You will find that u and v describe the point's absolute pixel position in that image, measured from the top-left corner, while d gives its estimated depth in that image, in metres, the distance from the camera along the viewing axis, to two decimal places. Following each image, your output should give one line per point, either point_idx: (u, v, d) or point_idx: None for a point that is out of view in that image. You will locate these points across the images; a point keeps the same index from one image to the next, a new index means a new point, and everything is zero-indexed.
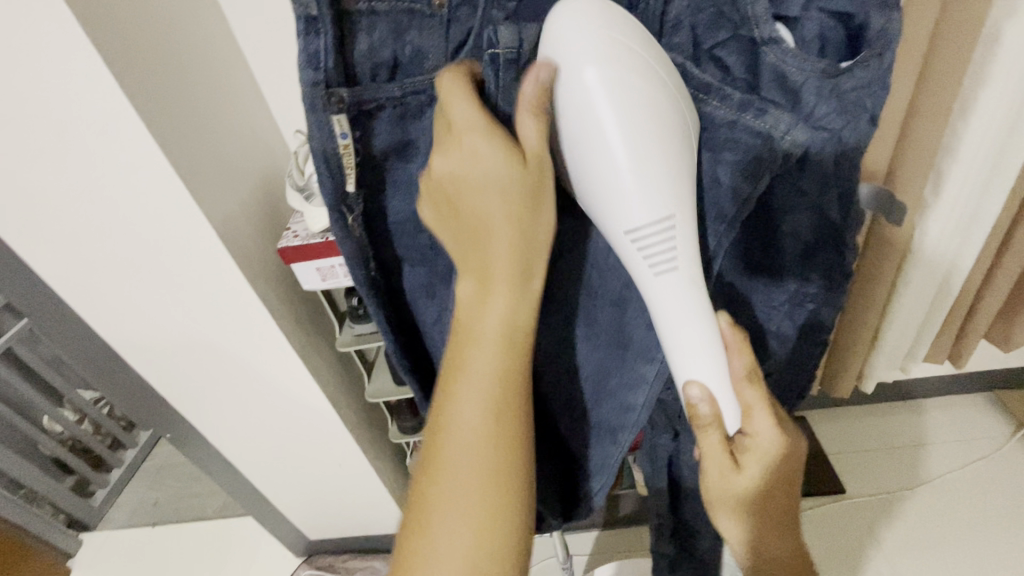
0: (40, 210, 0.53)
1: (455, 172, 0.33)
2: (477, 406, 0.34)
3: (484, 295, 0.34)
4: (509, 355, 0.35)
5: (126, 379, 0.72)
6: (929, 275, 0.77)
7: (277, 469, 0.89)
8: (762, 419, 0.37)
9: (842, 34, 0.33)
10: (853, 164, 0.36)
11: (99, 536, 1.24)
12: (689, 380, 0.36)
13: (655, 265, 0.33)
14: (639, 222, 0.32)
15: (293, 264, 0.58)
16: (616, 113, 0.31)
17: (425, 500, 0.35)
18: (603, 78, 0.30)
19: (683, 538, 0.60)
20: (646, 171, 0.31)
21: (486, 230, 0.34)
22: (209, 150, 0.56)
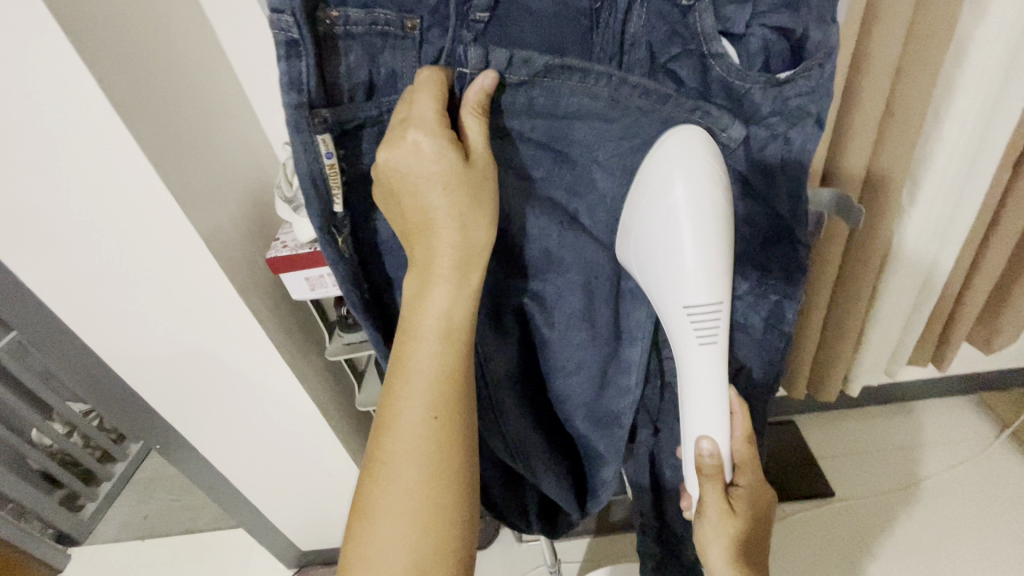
0: (29, 223, 0.54)
1: (400, 168, 0.35)
2: (421, 404, 0.39)
3: (424, 289, 0.38)
4: (449, 356, 0.39)
5: (115, 390, 0.72)
6: (909, 279, 0.78)
7: (269, 480, 0.88)
8: (749, 471, 0.44)
9: (784, 47, 0.37)
10: (800, 163, 0.39)
11: (88, 551, 1.23)
12: (699, 434, 0.40)
13: (701, 337, 0.36)
14: (696, 303, 0.35)
15: (282, 274, 0.59)
16: (694, 218, 0.34)
17: (373, 484, 0.41)
18: (690, 190, 0.34)
19: (665, 531, 0.62)
20: (708, 264, 0.35)
21: (430, 226, 0.37)
22: (198, 163, 0.57)
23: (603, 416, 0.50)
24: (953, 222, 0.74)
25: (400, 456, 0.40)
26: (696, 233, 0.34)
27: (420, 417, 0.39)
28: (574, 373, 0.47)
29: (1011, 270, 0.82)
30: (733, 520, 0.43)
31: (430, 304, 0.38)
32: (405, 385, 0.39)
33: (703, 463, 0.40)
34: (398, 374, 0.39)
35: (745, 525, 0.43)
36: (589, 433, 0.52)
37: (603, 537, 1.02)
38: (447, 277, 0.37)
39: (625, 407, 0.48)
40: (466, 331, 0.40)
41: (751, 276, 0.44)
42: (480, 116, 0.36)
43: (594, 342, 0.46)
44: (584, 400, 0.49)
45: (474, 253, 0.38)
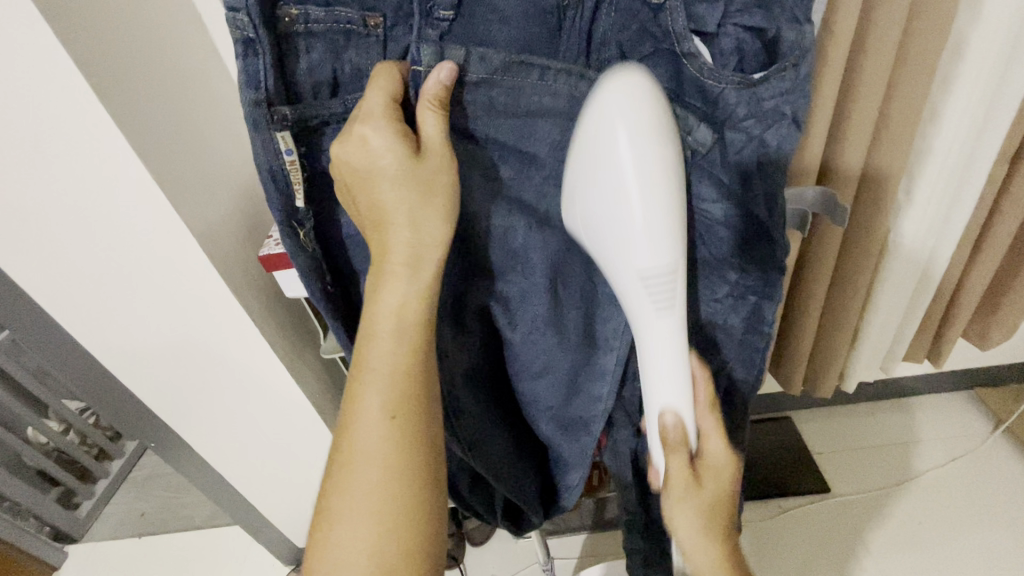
0: (19, 221, 0.53)
1: (352, 163, 0.36)
2: (379, 399, 0.39)
3: (378, 283, 0.38)
4: (407, 350, 0.39)
5: (108, 389, 0.71)
6: (904, 276, 0.78)
7: (265, 478, 0.88)
8: (716, 444, 0.43)
9: (758, 46, 0.36)
10: (775, 165, 0.38)
11: (85, 548, 1.23)
12: (662, 408, 0.40)
13: (657, 305, 0.36)
14: (648, 269, 0.35)
15: (275, 271, 0.59)
16: (641, 174, 0.33)
17: (334, 485, 0.40)
18: (634, 142, 0.33)
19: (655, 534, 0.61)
20: (655, 229, 0.34)
21: (385, 220, 0.37)
22: (192, 161, 0.56)
23: (572, 423, 0.49)
24: (948, 220, 0.74)
25: (361, 456, 0.39)
26: (642, 191, 0.33)
27: (379, 415, 0.39)
28: (541, 377, 0.46)
29: (1008, 267, 0.82)
30: (700, 493, 0.41)
31: (385, 300, 0.38)
32: (365, 382, 0.39)
33: (667, 436, 0.40)
34: (359, 372, 0.40)
35: (711, 500, 0.42)
36: (556, 440, 0.51)
37: (599, 533, 1.02)
38: (400, 274, 0.37)
39: (596, 414, 0.48)
40: (421, 326, 0.39)
41: (730, 276, 0.43)
42: (438, 111, 0.36)
43: (562, 348, 0.45)
44: (552, 406, 0.48)
45: (425, 250, 0.37)
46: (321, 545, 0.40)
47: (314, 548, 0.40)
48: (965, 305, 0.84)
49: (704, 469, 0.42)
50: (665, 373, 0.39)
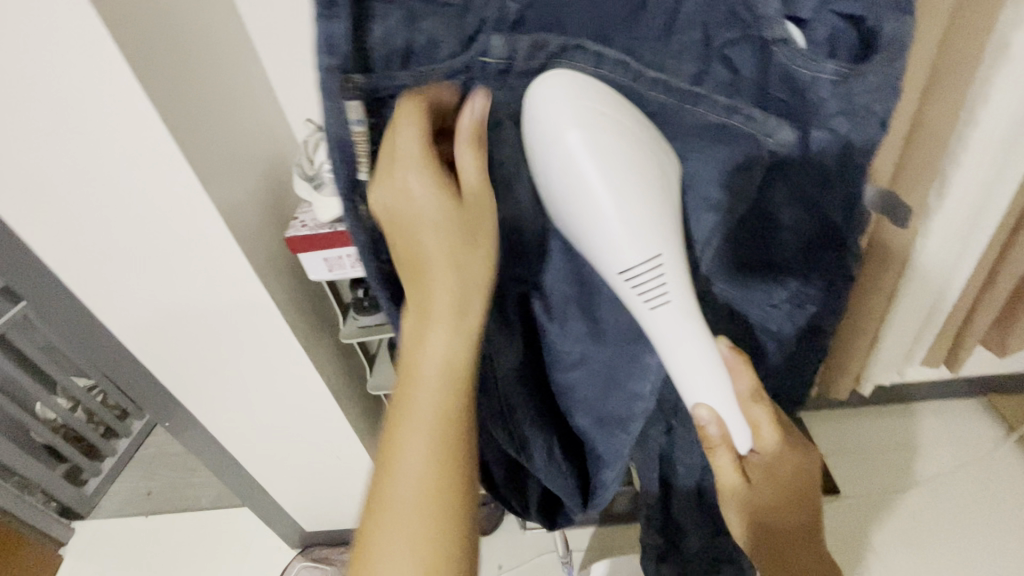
0: (44, 195, 0.53)
1: (392, 209, 0.35)
2: (420, 452, 0.36)
3: (422, 330, 0.36)
4: (450, 400, 0.37)
5: (126, 367, 0.71)
6: (931, 280, 0.77)
7: (276, 460, 0.88)
8: (768, 435, 0.40)
9: (853, 37, 0.35)
10: (860, 166, 0.37)
11: (92, 525, 1.24)
12: (697, 403, 0.37)
13: (650, 300, 0.34)
14: (632, 262, 0.33)
15: (300, 253, 0.58)
16: (603, 167, 0.32)
17: (366, 555, 0.36)
18: (588, 139, 0.32)
19: (672, 533, 0.62)
20: (637, 220, 0.33)
21: (426, 269, 0.36)
22: (219, 141, 0.56)
23: (608, 420, 0.48)
24: (977, 226, 0.72)
25: (398, 515, 0.36)
26: (608, 185, 0.32)
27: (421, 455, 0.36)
28: (575, 370, 0.46)
29: None
30: (751, 488, 0.41)
31: (429, 348, 0.36)
32: (406, 420, 0.37)
33: (707, 433, 0.38)
34: (398, 416, 0.37)
35: (762, 491, 0.41)
36: (592, 432, 0.50)
37: (606, 526, 1.03)
38: (445, 321, 0.36)
39: (636, 412, 0.46)
40: (466, 380, 0.37)
41: (789, 284, 0.42)
42: (474, 147, 0.35)
43: (597, 342, 0.45)
44: (587, 399, 0.47)
45: (469, 301, 0.36)
46: None
47: None
48: (987, 312, 0.83)
49: (755, 464, 0.41)
50: (683, 366, 0.36)
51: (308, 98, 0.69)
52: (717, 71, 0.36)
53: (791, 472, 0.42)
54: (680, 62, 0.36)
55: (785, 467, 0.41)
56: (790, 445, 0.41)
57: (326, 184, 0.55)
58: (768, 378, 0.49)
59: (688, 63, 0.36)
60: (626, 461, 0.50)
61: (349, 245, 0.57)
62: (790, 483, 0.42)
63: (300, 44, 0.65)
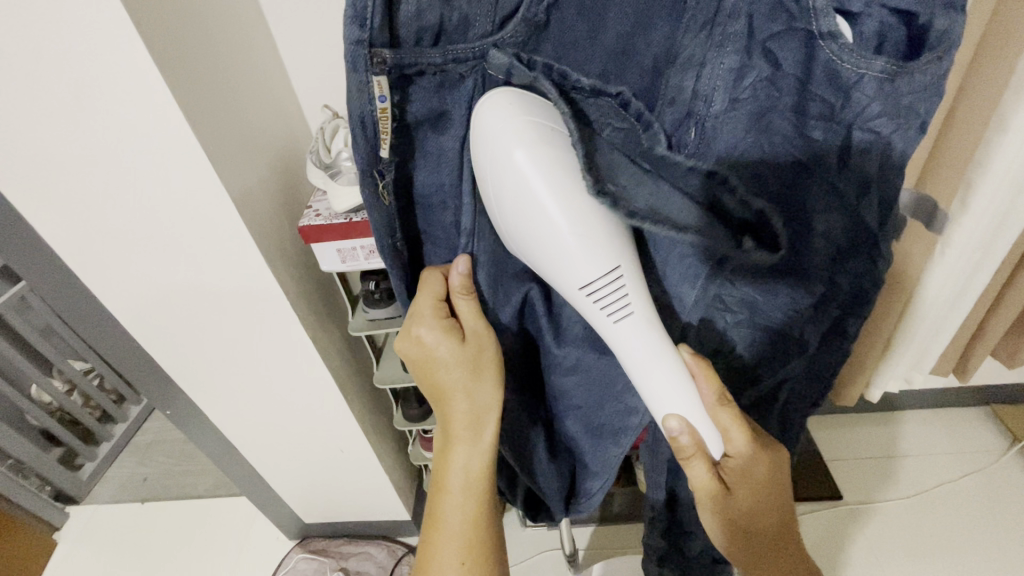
0: (51, 174, 0.51)
1: (418, 357, 0.43)
2: (456, 542, 0.47)
3: (447, 450, 0.45)
4: (473, 496, 0.46)
5: (130, 353, 0.70)
6: (950, 286, 0.76)
7: (279, 450, 0.87)
8: (740, 441, 0.40)
9: (903, 34, 0.32)
10: (900, 175, 0.35)
11: (86, 511, 1.22)
12: (669, 413, 0.38)
13: (611, 313, 0.35)
14: (590, 278, 0.34)
15: (313, 243, 0.57)
16: (553, 188, 0.32)
17: None
18: (533, 155, 0.32)
19: (676, 536, 0.61)
20: (589, 236, 0.33)
21: (446, 396, 0.44)
22: (233, 123, 0.54)
23: (601, 429, 0.49)
24: (996, 237, 0.70)
25: None
26: (561, 201, 0.32)
27: (456, 540, 0.47)
28: (570, 385, 0.47)
29: None
30: (728, 496, 0.41)
31: (456, 462, 0.45)
32: (442, 517, 0.47)
33: (679, 443, 0.38)
34: (435, 521, 0.47)
35: (739, 496, 0.41)
36: (580, 442, 0.51)
37: (607, 526, 1.02)
38: (464, 441, 0.44)
39: (629, 424, 0.48)
40: (486, 480, 0.46)
41: (815, 290, 0.40)
42: (470, 300, 0.41)
43: (597, 353, 0.45)
44: (580, 405, 0.48)
45: (485, 423, 0.44)
46: None
47: None
48: (998, 323, 0.82)
49: (731, 469, 0.41)
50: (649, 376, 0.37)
51: (326, 84, 0.67)
52: (758, 66, 0.35)
53: (765, 476, 0.41)
54: (721, 57, 0.36)
55: (758, 471, 0.41)
56: (761, 448, 0.41)
57: (344, 173, 0.54)
58: (787, 383, 0.47)
59: (728, 57, 0.36)
60: (615, 472, 0.52)
61: (363, 236, 0.55)
62: (766, 489, 0.42)
63: (316, 26, 0.63)
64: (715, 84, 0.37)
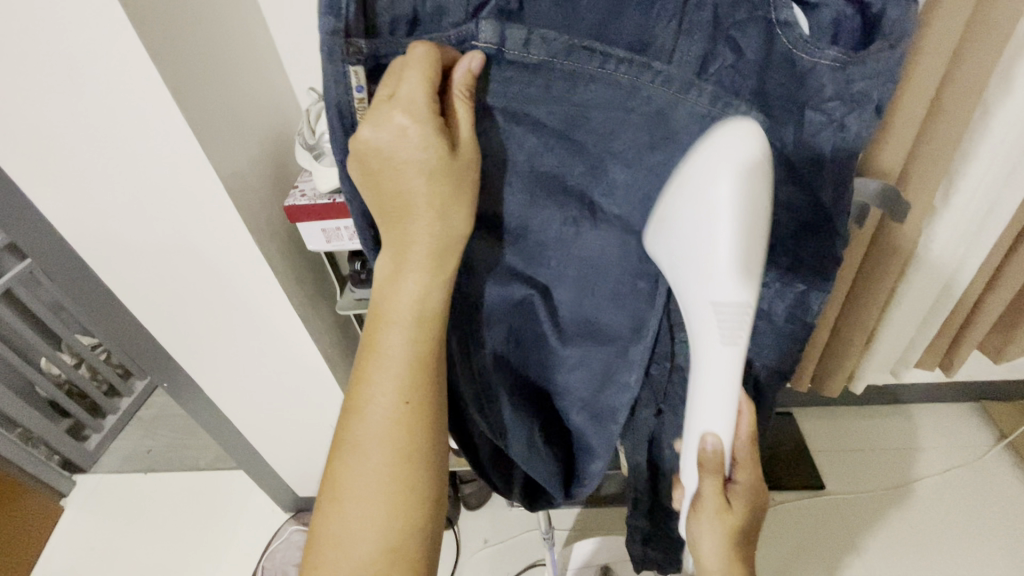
0: (49, 153, 0.53)
1: (384, 148, 0.34)
2: (390, 385, 0.40)
3: (398, 276, 0.38)
4: (420, 332, 0.39)
5: (129, 328, 0.72)
6: (936, 278, 0.76)
7: (273, 425, 0.90)
8: (749, 474, 0.43)
9: (857, 22, 0.34)
10: (852, 155, 0.35)
11: (92, 479, 1.27)
12: (704, 430, 0.36)
13: (726, 336, 0.32)
14: (727, 300, 0.31)
15: (299, 222, 0.58)
16: (736, 224, 0.29)
17: (335, 478, 0.41)
18: (735, 182, 0.29)
19: (659, 513, 0.61)
20: (743, 262, 0.30)
21: (408, 211, 0.37)
22: (223, 107, 0.56)
23: (600, 412, 0.47)
24: (982, 229, 0.71)
25: (366, 443, 0.40)
26: (732, 226, 0.29)
27: (379, 448, 0.40)
28: (571, 372, 0.45)
29: None
30: (726, 515, 0.42)
31: (404, 291, 0.38)
32: (360, 423, 0.40)
33: (705, 457, 0.37)
34: (369, 354, 0.40)
35: (735, 520, 0.42)
36: (584, 429, 0.49)
37: (592, 508, 1.04)
38: (424, 269, 0.38)
39: (622, 404, 0.46)
40: (439, 320, 0.40)
41: (780, 263, 0.41)
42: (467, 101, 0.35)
43: (599, 345, 0.44)
44: (584, 397, 0.47)
45: (432, 302, 0.39)
46: (325, 526, 0.42)
47: (319, 527, 0.42)
48: (985, 318, 0.82)
49: (732, 493, 0.43)
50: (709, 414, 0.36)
51: (316, 66, 0.69)
52: (722, 52, 0.35)
53: (754, 510, 0.44)
54: (690, 44, 0.34)
55: (753, 503, 0.43)
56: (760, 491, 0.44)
57: (327, 154, 0.56)
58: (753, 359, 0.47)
59: (696, 46, 0.34)
60: (610, 455, 0.50)
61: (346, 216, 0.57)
62: (750, 518, 0.44)
63: (307, 10, 0.64)
64: (683, 67, 0.35)
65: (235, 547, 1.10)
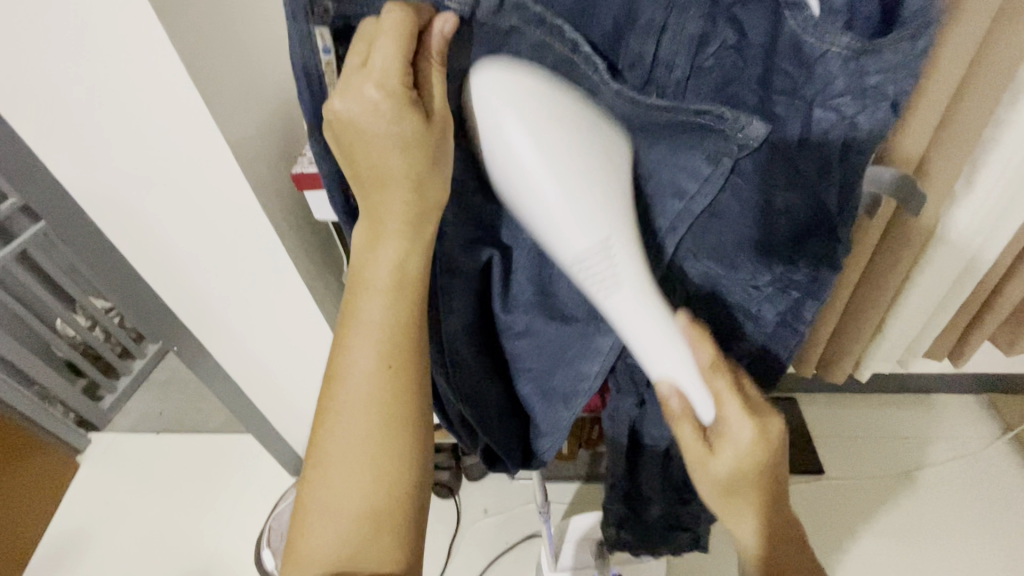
0: (59, 115, 0.53)
1: (356, 118, 0.33)
2: (370, 351, 0.39)
3: (376, 241, 0.37)
4: (400, 299, 0.38)
5: (140, 292, 0.73)
6: (951, 267, 0.75)
7: (281, 392, 0.92)
8: (732, 409, 0.39)
9: (876, 7, 0.32)
10: (863, 154, 0.34)
11: (107, 437, 1.31)
12: (659, 377, 0.38)
13: (602, 287, 0.34)
14: (580, 250, 0.33)
15: (306, 190, 0.58)
16: (550, 165, 0.31)
17: (320, 445, 0.42)
18: (530, 126, 0.31)
19: (636, 501, 0.59)
20: (578, 200, 0.32)
21: (385, 178, 0.35)
22: (232, 72, 0.55)
23: (552, 394, 0.47)
24: (1001, 219, 0.69)
25: (348, 409, 0.40)
26: (550, 171, 0.31)
27: (361, 413, 0.40)
28: (520, 344, 0.45)
29: None
30: (715, 462, 0.39)
31: (382, 258, 0.37)
32: (340, 389, 0.40)
33: (669, 405, 0.39)
34: (348, 321, 0.40)
35: (734, 468, 0.39)
36: (532, 402, 0.49)
37: (591, 483, 1.06)
38: (401, 235, 0.36)
39: (581, 390, 0.46)
40: (419, 288, 0.39)
41: (775, 269, 0.40)
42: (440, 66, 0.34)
43: (548, 318, 0.44)
44: (532, 369, 0.47)
45: (409, 271, 0.38)
46: (312, 490, 0.42)
47: (306, 491, 0.42)
48: (999, 310, 0.81)
49: (721, 436, 0.39)
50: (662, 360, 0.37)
51: None
52: (724, 32, 0.34)
53: (765, 451, 0.39)
54: (685, 22, 0.34)
55: (754, 447, 0.39)
56: (762, 425, 0.39)
57: None
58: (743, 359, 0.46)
59: (693, 23, 0.34)
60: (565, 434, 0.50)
61: None
62: (764, 459, 0.40)
63: None
64: (676, 49, 0.35)
65: (243, 507, 1.14)
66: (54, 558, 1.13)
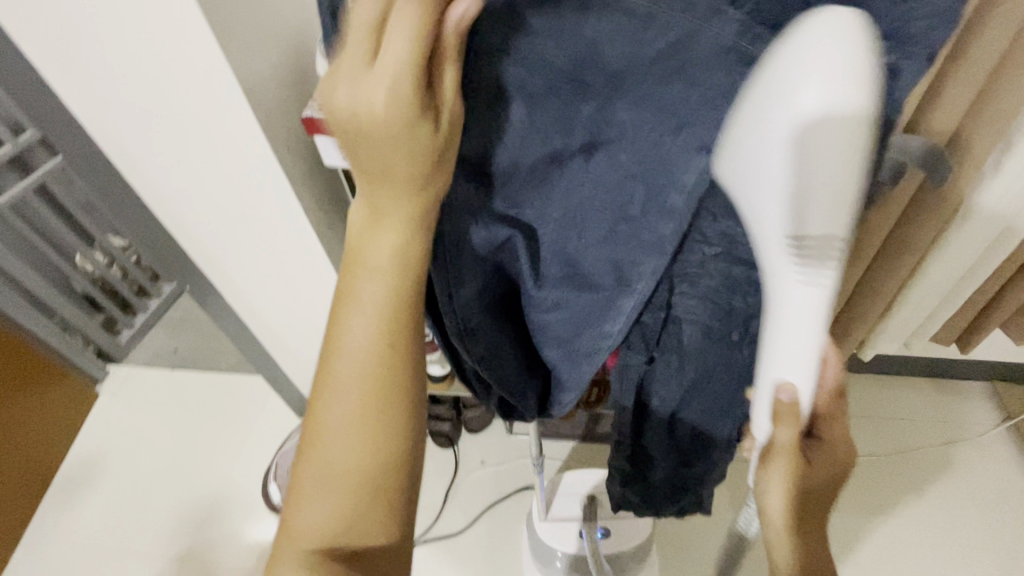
0: (72, 46, 0.53)
1: (356, 116, 0.29)
2: (367, 324, 0.38)
3: (376, 229, 0.35)
4: (397, 281, 0.36)
5: (155, 230, 0.75)
6: (970, 249, 0.73)
7: (291, 336, 0.94)
8: (837, 431, 0.45)
9: None
10: None
11: (125, 370, 1.36)
12: (781, 379, 0.36)
13: (803, 275, 0.30)
14: (806, 233, 0.27)
15: (316, 135, 0.58)
16: (835, 143, 0.23)
17: (318, 413, 0.42)
18: (832, 93, 0.22)
19: (639, 461, 0.54)
20: (840, 189, 0.25)
21: (386, 178, 0.32)
22: (246, 9, 0.53)
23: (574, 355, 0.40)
24: None
25: (344, 382, 0.40)
26: (830, 152, 0.24)
27: (357, 384, 0.40)
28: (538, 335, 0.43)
29: None
30: (811, 470, 0.44)
31: (381, 244, 0.35)
32: (337, 360, 0.39)
33: (781, 407, 0.37)
34: (344, 296, 0.38)
35: (818, 476, 0.44)
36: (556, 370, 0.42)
37: (586, 443, 1.09)
38: (397, 228, 0.34)
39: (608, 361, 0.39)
40: (416, 276, 0.36)
41: None
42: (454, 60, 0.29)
43: (578, 289, 0.36)
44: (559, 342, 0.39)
45: (407, 265, 0.35)
46: (310, 454, 0.43)
47: (304, 454, 0.43)
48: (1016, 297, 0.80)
49: (820, 452, 0.45)
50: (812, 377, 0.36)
51: None
52: None
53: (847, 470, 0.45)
54: None
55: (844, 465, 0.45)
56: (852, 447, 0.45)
57: None
58: None
59: None
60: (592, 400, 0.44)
61: None
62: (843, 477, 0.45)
63: None
64: None
65: (252, 444, 1.20)
66: (76, 478, 1.20)
